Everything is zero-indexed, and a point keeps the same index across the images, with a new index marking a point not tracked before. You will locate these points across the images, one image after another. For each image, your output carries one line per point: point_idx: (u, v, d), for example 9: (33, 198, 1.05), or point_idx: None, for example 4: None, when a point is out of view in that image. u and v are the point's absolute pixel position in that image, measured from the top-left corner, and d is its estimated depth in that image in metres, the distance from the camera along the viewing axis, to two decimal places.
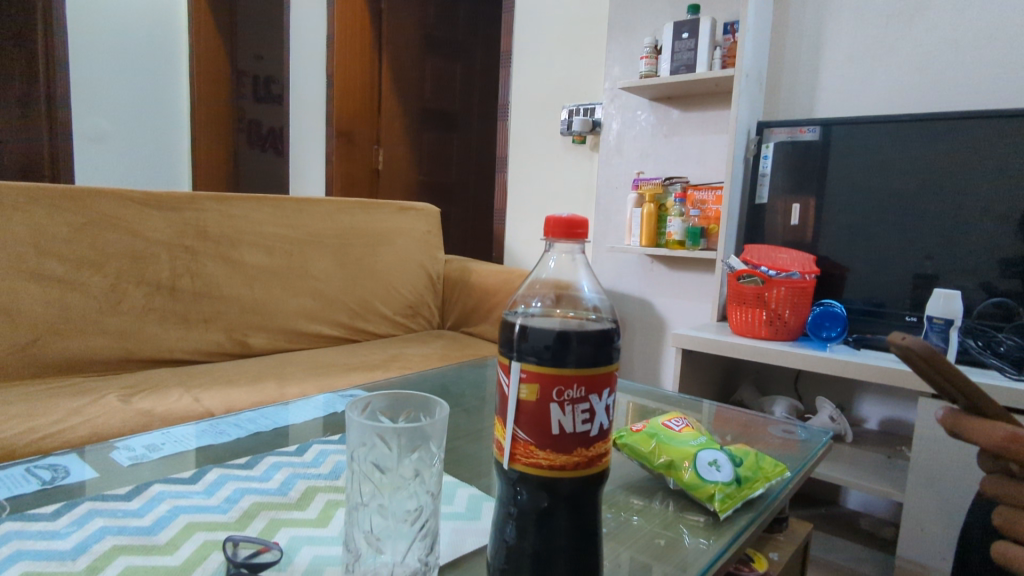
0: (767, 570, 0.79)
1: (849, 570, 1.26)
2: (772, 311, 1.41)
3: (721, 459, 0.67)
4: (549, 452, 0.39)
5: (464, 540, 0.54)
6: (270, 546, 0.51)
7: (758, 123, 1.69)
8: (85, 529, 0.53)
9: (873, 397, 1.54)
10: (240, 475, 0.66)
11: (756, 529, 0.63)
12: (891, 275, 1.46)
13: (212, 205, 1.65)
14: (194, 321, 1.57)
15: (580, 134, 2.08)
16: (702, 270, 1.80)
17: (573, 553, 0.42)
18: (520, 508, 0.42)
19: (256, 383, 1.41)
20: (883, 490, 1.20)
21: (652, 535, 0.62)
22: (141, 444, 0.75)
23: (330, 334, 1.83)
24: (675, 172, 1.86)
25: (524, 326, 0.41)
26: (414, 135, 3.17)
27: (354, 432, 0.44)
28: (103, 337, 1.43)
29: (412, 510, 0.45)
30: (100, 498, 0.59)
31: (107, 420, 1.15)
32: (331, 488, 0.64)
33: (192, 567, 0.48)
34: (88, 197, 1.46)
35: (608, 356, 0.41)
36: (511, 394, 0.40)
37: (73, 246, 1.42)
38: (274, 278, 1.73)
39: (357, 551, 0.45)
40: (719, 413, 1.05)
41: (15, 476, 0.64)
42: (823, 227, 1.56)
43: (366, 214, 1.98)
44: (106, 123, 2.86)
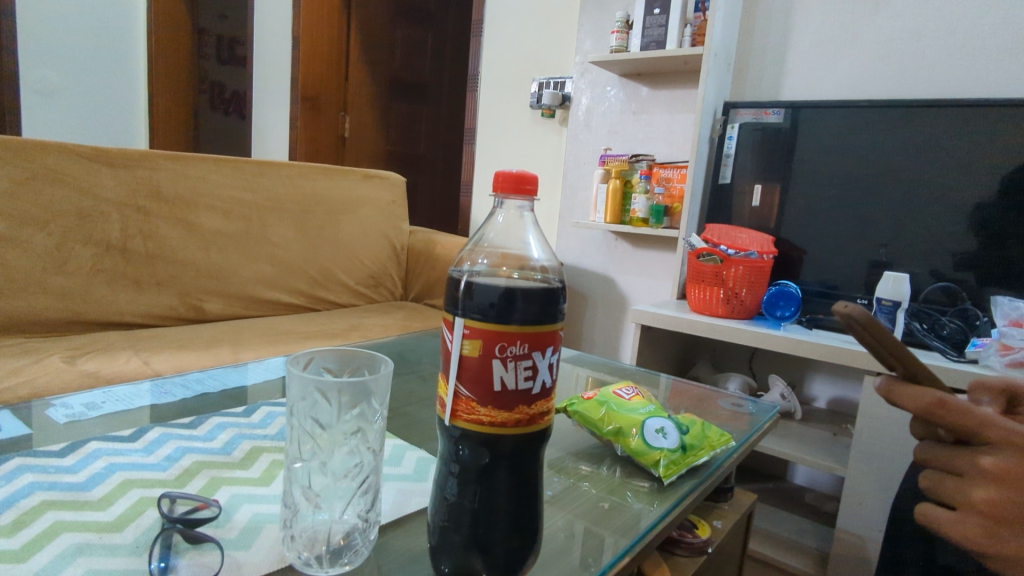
0: (711, 537, 0.81)
1: (791, 541, 1.31)
2: (729, 290, 1.43)
3: (668, 426, 0.68)
4: (491, 409, 0.39)
5: (409, 500, 0.54)
6: (208, 503, 0.50)
7: (725, 103, 1.70)
8: (13, 484, 0.51)
9: (823, 376, 1.59)
10: (182, 434, 0.65)
11: (698, 495, 0.64)
12: (846, 259, 1.50)
13: (166, 164, 1.59)
14: (146, 284, 1.53)
15: (549, 108, 2.06)
16: (665, 249, 1.82)
17: (512, 512, 0.42)
18: (461, 464, 0.41)
19: (210, 348, 1.38)
20: (826, 465, 1.24)
21: (597, 499, 0.63)
22: (79, 402, 0.73)
23: (289, 302, 1.80)
24: (642, 149, 1.86)
25: (470, 282, 0.41)
26: (382, 103, 3.10)
27: (294, 386, 0.43)
28: (47, 297, 1.38)
29: (353, 466, 0.45)
30: (32, 454, 0.57)
31: (50, 382, 1.11)
32: (276, 448, 0.63)
33: (125, 523, 0.47)
34: (32, 150, 1.39)
35: (553, 315, 0.41)
36: (455, 350, 0.40)
37: (15, 200, 1.35)
38: (231, 243, 1.68)
39: (295, 507, 0.44)
40: (673, 386, 1.07)
41: None
42: (783, 210, 1.59)
43: (329, 180, 1.94)
44: (57, 77, 2.72)
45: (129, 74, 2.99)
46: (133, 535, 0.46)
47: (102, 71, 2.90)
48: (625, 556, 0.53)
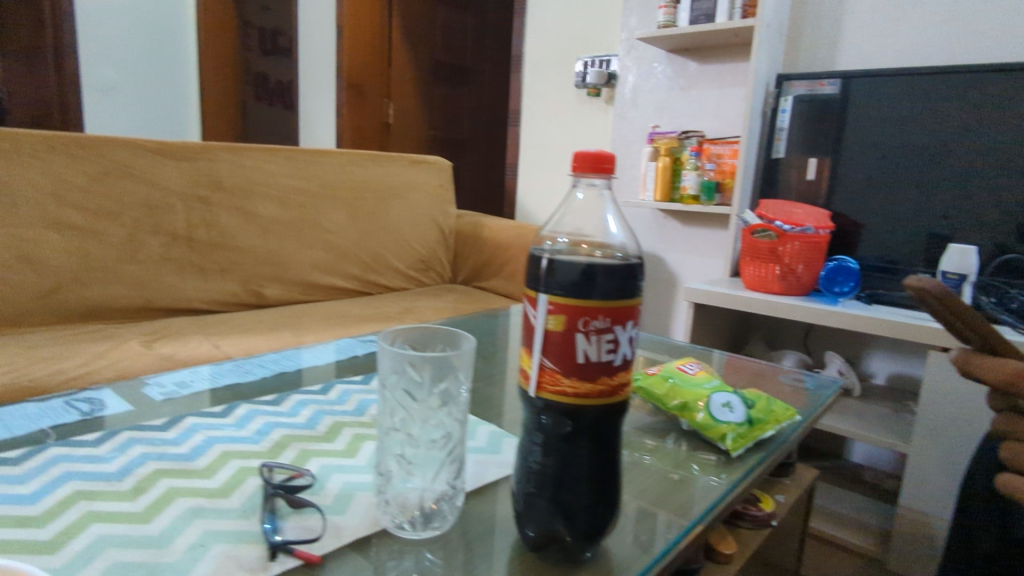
0: (775, 511, 0.82)
1: (850, 519, 1.30)
2: (785, 266, 1.41)
3: (734, 401, 0.69)
4: (575, 380, 0.40)
5: (486, 471, 0.57)
6: (303, 472, 0.54)
7: (777, 76, 1.66)
8: (127, 455, 0.57)
9: (882, 353, 1.55)
10: (268, 410, 0.69)
11: (765, 468, 0.65)
12: (906, 233, 1.45)
13: (225, 155, 1.65)
14: (211, 271, 1.60)
15: (595, 87, 2.05)
16: (715, 226, 1.80)
17: (594, 481, 0.43)
18: (544, 433, 0.43)
19: (273, 332, 1.44)
20: (889, 442, 1.22)
21: (665, 472, 0.64)
22: (171, 381, 0.78)
23: (344, 287, 1.86)
24: (690, 126, 1.84)
25: (551, 259, 0.42)
26: (425, 88, 3.12)
27: (385, 361, 0.46)
28: (122, 285, 1.46)
29: (440, 437, 0.48)
30: (138, 429, 0.63)
31: (132, 364, 1.19)
32: (357, 423, 0.66)
33: (231, 490, 0.51)
34: (103, 146, 1.46)
35: (633, 290, 0.42)
36: (538, 325, 0.42)
37: (90, 194, 1.43)
38: (288, 230, 1.74)
39: (389, 474, 0.48)
40: (731, 363, 1.07)
41: (56, 408, 0.68)
42: (838, 184, 1.55)
43: (379, 166, 1.97)
44: (115, 74, 2.85)
45: (183, 69, 3.11)
46: (240, 500, 0.50)
47: (157, 67, 3.01)
48: (697, 526, 0.54)
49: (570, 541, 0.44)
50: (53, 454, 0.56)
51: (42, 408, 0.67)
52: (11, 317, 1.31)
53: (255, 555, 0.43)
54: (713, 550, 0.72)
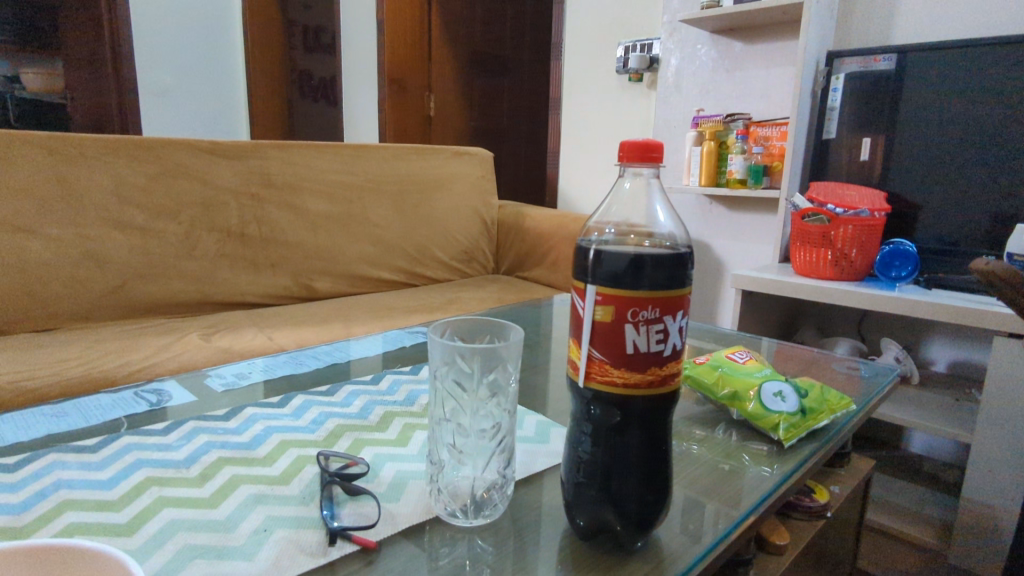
0: (829, 502, 0.80)
1: (909, 510, 1.26)
2: (838, 251, 1.37)
3: (786, 390, 0.68)
4: (624, 371, 0.40)
5: (535, 461, 0.58)
6: (357, 461, 0.55)
7: (827, 53, 1.60)
8: (194, 443, 0.59)
9: (942, 338, 1.49)
10: (322, 400, 0.71)
11: (819, 459, 0.64)
12: (967, 213, 1.39)
13: (274, 153, 1.69)
14: (263, 266, 1.65)
15: (636, 72, 2.02)
16: (763, 211, 1.76)
17: (644, 471, 0.43)
18: (593, 423, 0.43)
19: (323, 324, 1.48)
20: (950, 432, 1.18)
21: (715, 462, 0.63)
22: (231, 372, 0.82)
23: (390, 279, 1.89)
24: (736, 108, 1.79)
25: (598, 250, 0.42)
26: (465, 79, 3.13)
27: (436, 352, 0.47)
28: (181, 281, 1.52)
29: (490, 427, 0.49)
30: (202, 418, 0.66)
31: (192, 356, 1.24)
32: (407, 413, 0.68)
33: (290, 477, 0.53)
34: (160, 147, 1.52)
35: (681, 280, 0.42)
36: (587, 316, 0.42)
37: (149, 194, 1.49)
38: (335, 224, 1.78)
39: (441, 463, 0.49)
40: (781, 351, 1.05)
41: (126, 399, 0.72)
42: (894, 163, 1.49)
43: (421, 159, 1.99)
44: (169, 78, 2.95)
45: (231, 70, 3.19)
46: (299, 487, 0.52)
47: (207, 69, 3.10)
48: (749, 517, 0.54)
49: (620, 531, 0.44)
50: (126, 442, 0.59)
51: (114, 398, 0.71)
52: (81, 312, 1.39)
53: (315, 540, 0.45)
54: (765, 540, 0.72)
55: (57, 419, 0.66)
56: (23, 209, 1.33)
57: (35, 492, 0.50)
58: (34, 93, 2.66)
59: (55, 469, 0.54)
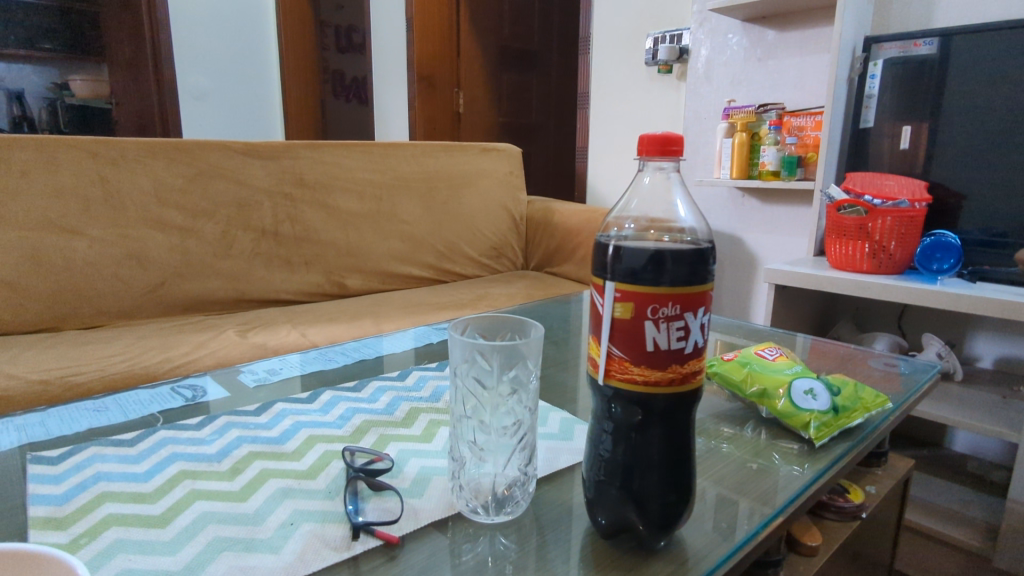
0: (865, 503, 0.78)
1: (953, 512, 1.21)
2: (876, 244, 1.33)
3: (818, 387, 0.66)
4: (644, 368, 0.40)
5: (558, 458, 0.58)
6: (382, 456, 0.56)
7: (865, 38, 1.55)
8: (226, 437, 0.61)
9: (989, 333, 1.44)
10: (350, 396, 0.72)
11: (853, 458, 0.62)
12: (1015, 202, 1.33)
13: (306, 152, 1.72)
14: (296, 264, 1.68)
15: (666, 64, 1.99)
16: (798, 203, 1.71)
17: (666, 471, 0.43)
18: (614, 421, 0.43)
19: (355, 320, 1.50)
20: (995, 430, 1.14)
21: (744, 460, 0.62)
22: (263, 369, 0.84)
23: (420, 276, 1.90)
24: (769, 99, 1.75)
25: (617, 246, 0.42)
26: (493, 75, 3.13)
27: (456, 349, 0.47)
28: (218, 279, 1.56)
29: (511, 424, 0.49)
30: (235, 414, 0.68)
31: (229, 352, 1.27)
32: (432, 409, 0.68)
33: (317, 472, 0.54)
34: (196, 149, 1.56)
35: (703, 276, 0.41)
36: (606, 314, 0.41)
37: (187, 195, 1.53)
38: (366, 222, 1.80)
39: (462, 460, 0.49)
40: (815, 347, 1.02)
41: (163, 394, 0.74)
42: (936, 152, 1.44)
43: (450, 156, 2.00)
44: (207, 81, 3.01)
45: (265, 71, 3.25)
46: (326, 482, 0.53)
47: (243, 72, 3.16)
48: (778, 516, 0.53)
49: (643, 530, 0.44)
50: (162, 436, 0.61)
51: (151, 394, 0.73)
52: (124, 310, 1.44)
53: (340, 534, 0.46)
54: (796, 541, 0.70)
55: (99, 413, 0.68)
56: (69, 210, 1.39)
57: (76, 484, 0.52)
58: (82, 99, 2.85)
59: (95, 462, 0.56)
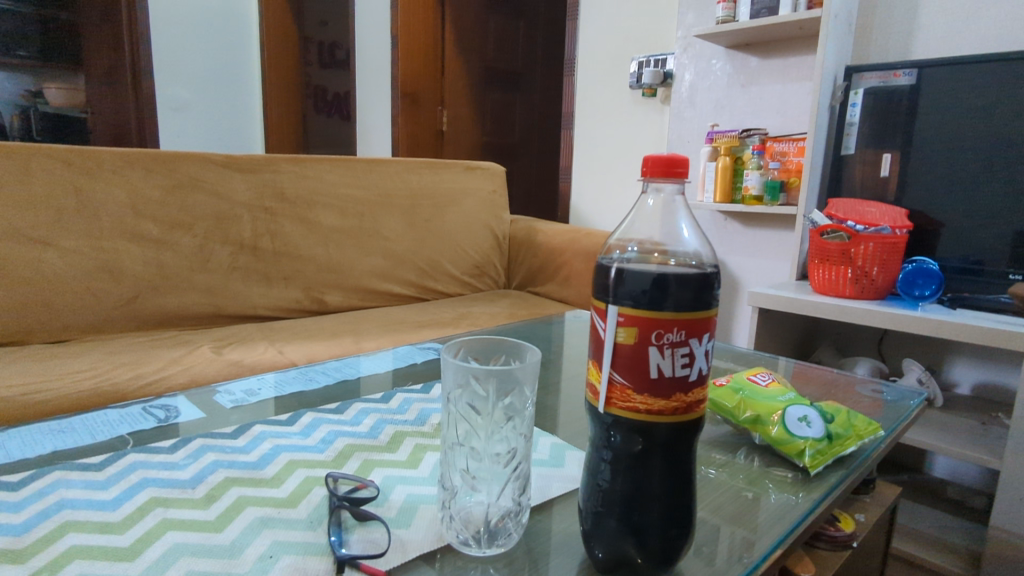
0: (855, 531, 0.78)
1: (935, 540, 1.21)
2: (858, 269, 1.34)
3: (812, 414, 0.65)
4: (647, 396, 0.38)
5: (550, 486, 0.56)
6: (367, 483, 0.53)
7: (846, 67, 1.58)
8: (200, 462, 0.58)
9: (966, 360, 1.45)
10: (332, 418, 0.70)
11: (847, 488, 0.61)
12: (990, 231, 1.36)
13: (287, 167, 1.70)
14: (275, 279, 1.64)
15: (650, 87, 2.01)
16: (781, 227, 1.73)
17: (667, 503, 0.41)
18: (614, 450, 0.41)
19: (334, 338, 1.47)
20: (977, 457, 1.14)
21: (738, 489, 0.61)
22: (240, 388, 0.81)
23: (401, 293, 1.88)
24: (752, 124, 1.78)
25: (620, 269, 0.40)
26: (477, 95, 3.14)
27: (450, 374, 0.46)
28: (193, 293, 1.52)
29: (504, 452, 0.47)
30: (210, 436, 0.65)
31: (203, 369, 1.23)
32: (418, 433, 0.66)
33: (298, 500, 0.52)
34: (175, 161, 1.52)
35: (708, 301, 0.40)
36: (608, 339, 0.40)
37: (164, 207, 1.49)
38: (347, 239, 1.77)
39: (453, 489, 0.47)
40: (800, 371, 1.02)
41: (134, 414, 0.70)
42: (913, 180, 1.46)
43: (433, 174, 1.99)
44: (186, 92, 2.97)
45: (247, 85, 3.22)
46: (307, 510, 0.50)
47: (224, 84, 3.13)
48: (776, 549, 0.51)
49: (641, 564, 0.42)
50: (131, 459, 0.58)
51: (121, 414, 0.70)
52: (93, 324, 1.39)
53: (323, 568, 0.43)
54: (789, 571, 0.69)
55: (64, 434, 0.65)
56: (39, 220, 1.34)
57: (38, 512, 0.48)
58: (57, 108, 2.80)
59: (59, 487, 0.52)
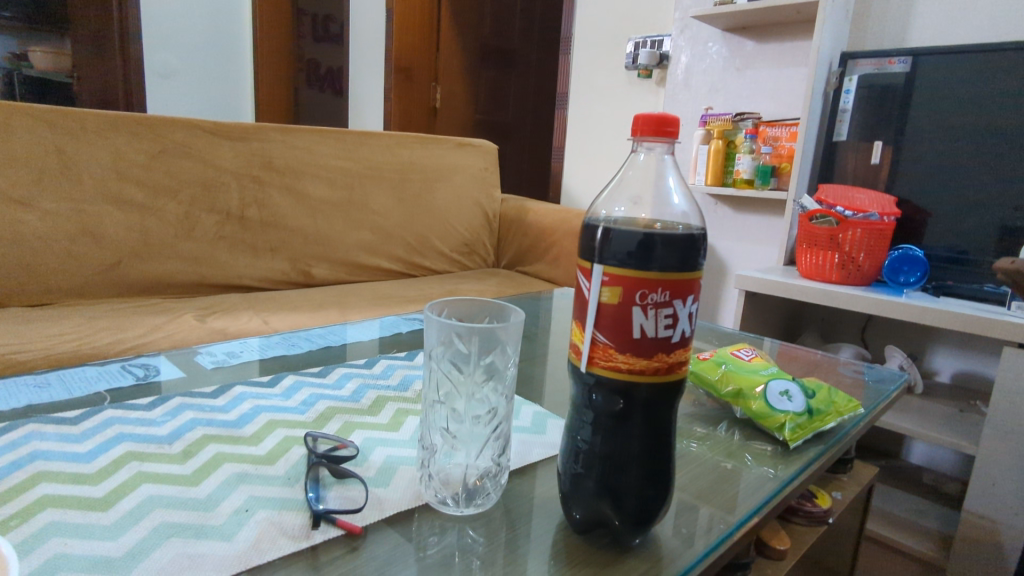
0: (831, 508, 0.79)
1: (910, 523, 1.23)
2: (845, 254, 1.35)
3: (793, 389, 0.66)
4: (629, 356, 0.38)
5: (531, 451, 0.56)
6: (346, 443, 0.53)
7: (841, 53, 1.58)
8: (178, 419, 0.57)
9: (947, 349, 1.47)
10: (314, 382, 0.69)
11: (825, 462, 0.62)
12: (976, 223, 1.37)
13: (276, 136, 1.67)
14: (262, 250, 1.63)
15: (646, 68, 2.00)
16: (770, 212, 1.74)
17: (646, 465, 0.41)
18: (595, 410, 0.41)
19: (320, 310, 1.46)
20: (954, 442, 1.16)
21: (717, 461, 0.61)
22: (222, 351, 0.80)
23: (389, 268, 1.87)
24: (746, 108, 1.77)
25: (607, 229, 0.40)
26: (471, 72, 3.10)
27: (432, 332, 0.45)
28: (177, 261, 1.50)
29: (485, 412, 0.47)
30: (190, 395, 0.64)
31: (186, 336, 1.22)
32: (400, 398, 0.66)
33: (276, 458, 0.51)
34: (161, 125, 1.49)
35: (694, 263, 0.39)
36: (592, 298, 0.39)
37: (149, 172, 1.47)
38: (335, 211, 1.76)
39: (433, 447, 0.47)
40: (784, 351, 1.02)
41: (113, 372, 0.70)
42: (903, 169, 1.47)
43: (424, 149, 1.97)
44: (175, 60, 2.91)
45: (238, 53, 3.16)
46: (285, 468, 0.50)
47: (214, 52, 3.07)
48: (752, 517, 0.51)
49: (619, 526, 0.42)
50: (108, 415, 0.57)
51: (99, 372, 0.69)
52: (74, 289, 1.37)
53: (298, 523, 0.43)
54: (765, 545, 0.70)
55: (41, 389, 0.64)
56: (21, 181, 1.31)
57: (10, 462, 0.48)
58: (42, 71, 2.77)
59: (33, 440, 0.51)
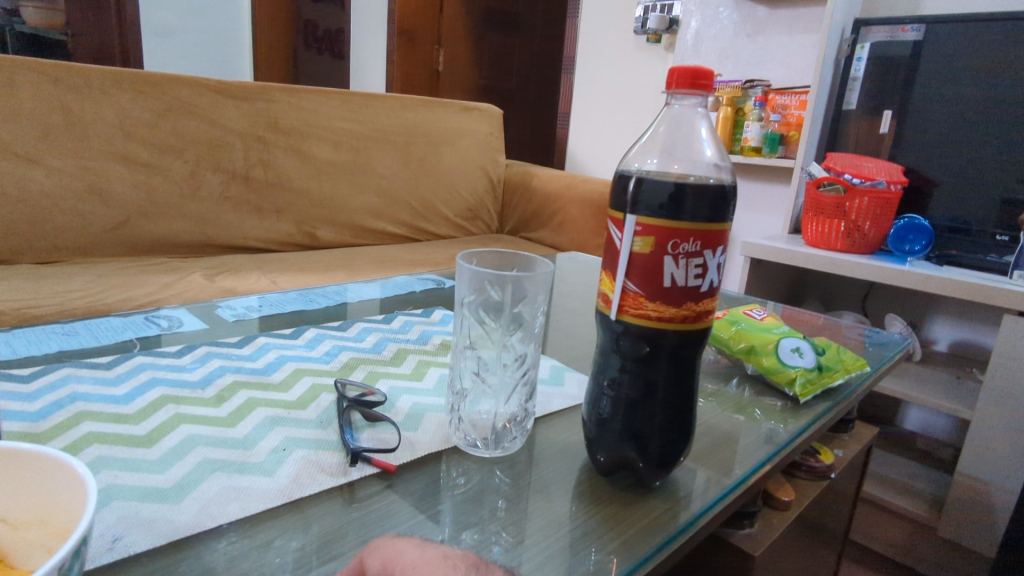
0: (833, 464, 0.82)
1: (903, 484, 1.27)
2: (851, 222, 1.36)
3: (804, 346, 0.68)
4: (659, 304, 0.40)
5: (551, 401, 0.58)
6: (374, 390, 0.55)
7: (855, 20, 1.56)
8: (208, 366, 0.59)
9: (946, 318, 1.50)
10: (336, 334, 0.71)
11: (833, 417, 0.64)
12: (981, 194, 1.37)
13: (280, 95, 1.65)
14: (267, 211, 1.63)
15: (655, 33, 1.98)
16: (776, 180, 1.74)
17: (672, 409, 0.43)
18: (622, 354, 0.42)
19: (327, 272, 1.47)
20: (950, 407, 1.19)
21: (729, 415, 0.63)
22: (242, 305, 0.81)
23: (394, 232, 1.87)
24: (755, 74, 1.76)
25: (639, 179, 0.41)
26: (475, 35, 3.06)
27: (465, 280, 0.47)
28: (184, 221, 1.50)
29: (514, 359, 0.49)
30: (215, 344, 0.66)
31: (196, 294, 1.23)
32: (421, 351, 0.67)
33: (307, 403, 0.53)
34: (166, 83, 1.48)
35: (723, 214, 0.40)
36: (624, 248, 0.40)
37: (155, 131, 1.46)
38: (340, 173, 1.75)
39: (463, 392, 0.49)
40: (790, 314, 1.04)
41: (137, 322, 0.71)
42: (910, 139, 1.47)
43: (430, 112, 1.95)
44: (171, 18, 2.86)
45: (235, 11, 3.08)
46: (316, 413, 0.52)
47: (210, 11, 3.00)
48: (766, 465, 0.54)
49: (642, 468, 0.44)
50: (139, 361, 0.59)
51: (124, 322, 0.70)
52: (83, 246, 1.38)
53: (335, 461, 0.45)
54: (771, 496, 0.73)
55: (69, 336, 0.65)
56: (26, 136, 1.30)
57: (52, 402, 0.49)
58: (34, 27, 2.55)
59: (70, 382, 0.53)
